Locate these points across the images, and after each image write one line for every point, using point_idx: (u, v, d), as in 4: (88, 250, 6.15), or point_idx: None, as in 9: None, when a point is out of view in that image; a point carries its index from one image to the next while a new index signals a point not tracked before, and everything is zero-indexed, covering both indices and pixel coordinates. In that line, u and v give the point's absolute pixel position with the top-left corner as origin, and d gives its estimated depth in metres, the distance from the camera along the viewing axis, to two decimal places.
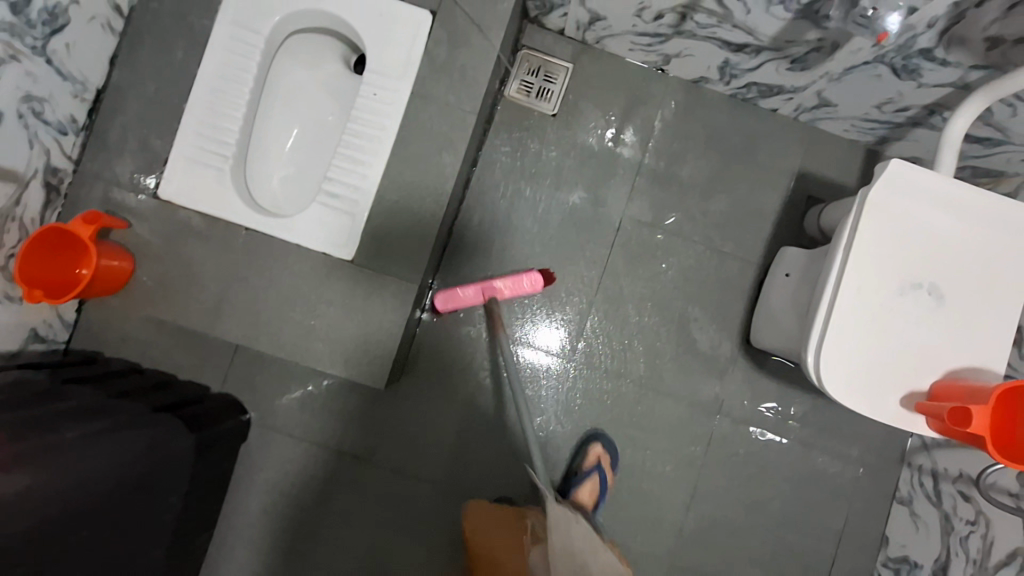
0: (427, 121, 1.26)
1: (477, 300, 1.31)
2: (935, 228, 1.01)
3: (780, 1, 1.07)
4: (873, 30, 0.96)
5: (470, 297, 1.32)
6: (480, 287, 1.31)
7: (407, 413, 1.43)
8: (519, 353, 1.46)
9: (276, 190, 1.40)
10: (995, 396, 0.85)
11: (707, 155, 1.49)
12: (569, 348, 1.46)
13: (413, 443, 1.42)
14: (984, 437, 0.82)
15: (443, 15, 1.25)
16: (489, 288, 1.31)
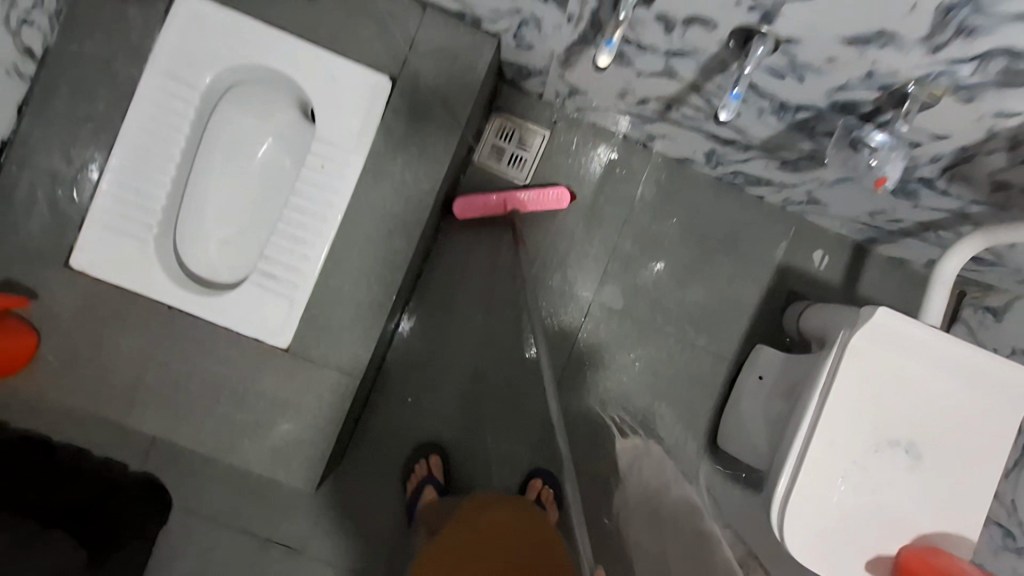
0: (380, 200, 1.14)
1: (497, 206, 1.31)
2: (918, 382, 0.94)
3: (773, 112, 0.97)
4: (869, 177, 0.86)
5: (491, 205, 1.31)
6: (503, 198, 1.30)
7: (365, 453, 1.34)
8: (490, 394, 1.37)
9: (213, 253, 1.25)
10: None
11: (688, 240, 1.40)
12: (541, 392, 1.38)
13: (370, 478, 1.34)
14: None
15: (404, 83, 1.12)
16: (512, 199, 1.31)
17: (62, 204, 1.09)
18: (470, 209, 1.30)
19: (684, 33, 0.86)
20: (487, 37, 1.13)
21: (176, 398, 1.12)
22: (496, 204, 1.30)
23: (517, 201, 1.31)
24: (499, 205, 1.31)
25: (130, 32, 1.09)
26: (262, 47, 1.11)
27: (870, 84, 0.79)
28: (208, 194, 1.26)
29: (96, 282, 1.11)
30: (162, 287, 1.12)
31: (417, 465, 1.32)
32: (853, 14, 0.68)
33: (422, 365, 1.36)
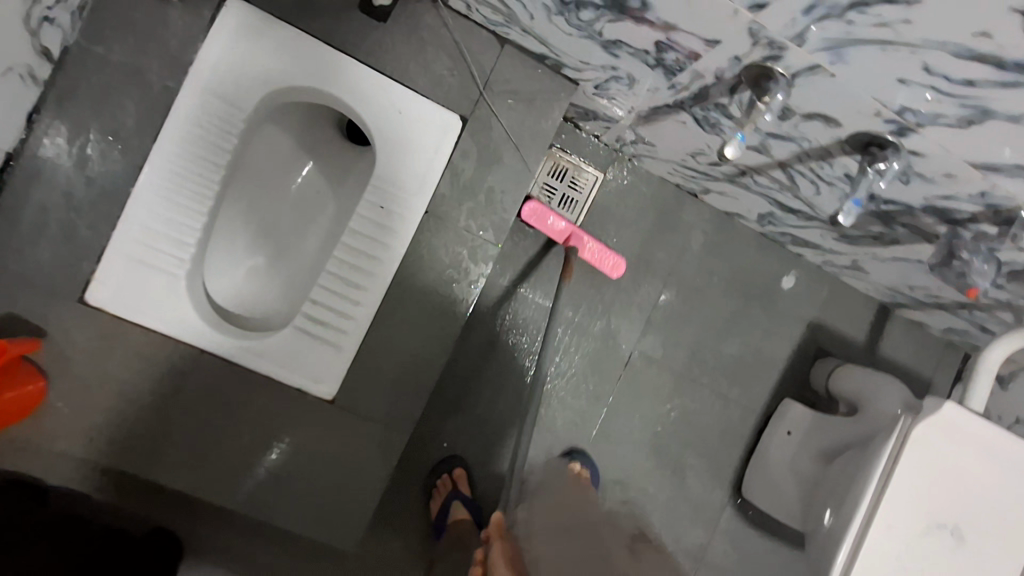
0: (441, 247, 1.06)
1: (558, 236, 1.20)
2: (972, 473, 0.98)
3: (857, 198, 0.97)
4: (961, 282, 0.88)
5: (556, 229, 1.20)
6: (570, 230, 1.21)
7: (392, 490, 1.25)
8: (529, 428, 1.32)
9: (243, 288, 1.13)
10: None
11: (727, 293, 1.40)
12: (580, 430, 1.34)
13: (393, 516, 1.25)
14: None
15: (476, 123, 1.05)
16: (578, 237, 1.21)
17: (78, 231, 0.95)
18: (537, 220, 1.18)
19: (797, 124, 0.84)
20: (565, 83, 1.07)
21: (203, 450, 1.02)
22: (563, 232, 1.21)
23: (579, 243, 1.22)
24: (562, 235, 1.21)
25: (170, 39, 0.96)
26: (321, 71, 1.00)
27: (979, 200, 0.80)
28: (241, 220, 1.13)
29: (117, 320, 0.98)
30: (194, 330, 1.00)
31: (439, 479, 1.24)
32: (1001, 146, 0.68)
33: (456, 410, 1.28)
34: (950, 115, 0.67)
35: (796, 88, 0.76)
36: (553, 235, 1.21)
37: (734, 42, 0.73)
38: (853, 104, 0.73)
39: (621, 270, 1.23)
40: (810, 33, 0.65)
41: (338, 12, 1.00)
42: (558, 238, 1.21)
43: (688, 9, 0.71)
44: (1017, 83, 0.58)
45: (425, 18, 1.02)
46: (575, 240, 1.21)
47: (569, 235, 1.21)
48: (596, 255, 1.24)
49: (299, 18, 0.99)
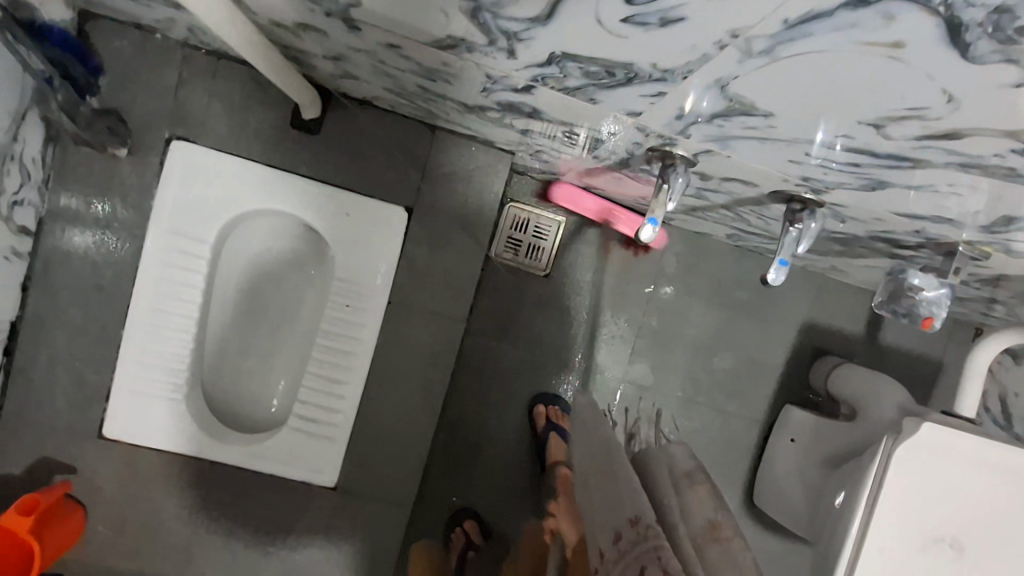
0: (409, 332, 1.13)
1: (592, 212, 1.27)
2: (959, 484, 0.98)
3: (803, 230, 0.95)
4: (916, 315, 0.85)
5: (589, 209, 1.26)
6: (600, 202, 1.26)
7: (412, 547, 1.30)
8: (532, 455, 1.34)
9: (243, 390, 1.22)
10: None
11: (712, 309, 1.40)
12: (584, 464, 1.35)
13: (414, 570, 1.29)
14: None
15: (421, 211, 1.09)
16: (608, 211, 1.27)
17: (85, 376, 1.07)
18: (569, 200, 1.25)
19: (721, 183, 0.83)
20: (501, 154, 1.10)
21: (231, 548, 1.14)
22: (597, 204, 1.26)
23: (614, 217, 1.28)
24: (596, 211, 1.27)
25: (128, 190, 1.04)
26: (269, 191, 1.06)
27: (918, 237, 0.78)
28: (233, 332, 1.22)
29: (133, 447, 1.09)
30: (201, 446, 1.10)
31: (452, 533, 1.28)
32: (907, 204, 0.67)
33: (462, 465, 1.33)
34: (853, 183, 0.65)
35: (699, 164, 0.75)
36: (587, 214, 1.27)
37: (628, 134, 0.73)
38: (755, 175, 0.73)
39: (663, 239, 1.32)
40: (691, 131, 0.64)
41: (275, 133, 1.06)
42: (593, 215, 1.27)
43: (574, 114, 0.71)
44: (898, 167, 0.56)
45: (355, 121, 1.06)
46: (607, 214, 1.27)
47: (602, 211, 1.27)
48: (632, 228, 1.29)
49: (239, 145, 1.05)
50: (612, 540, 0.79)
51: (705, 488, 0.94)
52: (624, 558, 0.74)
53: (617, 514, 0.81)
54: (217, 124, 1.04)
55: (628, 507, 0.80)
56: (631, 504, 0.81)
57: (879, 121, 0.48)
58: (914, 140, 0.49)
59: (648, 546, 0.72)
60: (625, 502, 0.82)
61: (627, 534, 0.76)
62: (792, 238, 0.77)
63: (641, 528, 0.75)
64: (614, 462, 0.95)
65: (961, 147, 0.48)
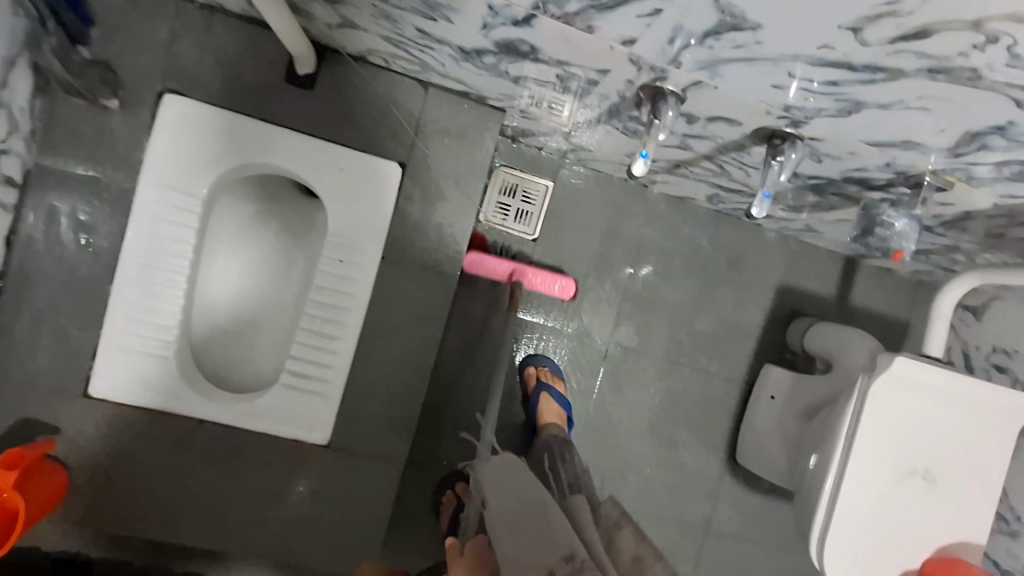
0: (403, 289, 1.14)
1: (502, 277, 1.29)
2: (929, 416, 1.05)
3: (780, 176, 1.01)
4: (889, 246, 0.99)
5: (499, 271, 1.29)
6: (513, 266, 1.29)
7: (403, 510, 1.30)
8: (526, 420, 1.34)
9: (232, 351, 1.21)
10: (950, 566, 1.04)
11: (693, 273, 1.45)
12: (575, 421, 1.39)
13: (404, 531, 1.29)
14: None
15: (415, 167, 1.12)
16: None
17: (71, 333, 1.05)
18: (482, 271, 1.28)
19: (705, 125, 0.88)
20: (492, 112, 1.13)
21: (222, 510, 1.13)
22: (506, 270, 1.29)
23: (523, 278, 1.30)
24: (507, 273, 1.30)
25: (117, 144, 1.03)
26: (263, 146, 1.07)
27: (887, 171, 0.84)
28: (224, 292, 1.21)
29: (121, 407, 1.07)
30: (192, 405, 1.09)
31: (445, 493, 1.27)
32: (880, 129, 0.72)
33: (453, 429, 1.34)
34: (830, 108, 0.71)
35: (687, 101, 0.80)
36: (499, 278, 1.31)
37: (621, 70, 0.77)
38: (739, 109, 0.78)
39: (570, 290, 1.32)
40: (682, 58, 0.68)
41: (268, 88, 1.07)
42: (504, 277, 1.30)
43: (570, 47, 0.75)
44: (873, 80, 0.61)
45: (349, 78, 1.09)
46: (520, 274, 1.30)
47: (513, 272, 1.30)
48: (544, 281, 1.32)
49: (232, 100, 1.06)
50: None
51: (629, 530, 0.92)
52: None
53: (544, 552, 0.69)
54: (210, 78, 1.05)
55: (560, 545, 0.70)
56: (563, 541, 0.71)
57: (858, 24, 0.53)
58: (889, 44, 0.54)
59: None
60: (557, 538, 0.71)
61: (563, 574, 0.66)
62: (779, 166, 0.84)
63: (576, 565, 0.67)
64: (548, 516, 0.76)
65: (931, 45, 0.53)
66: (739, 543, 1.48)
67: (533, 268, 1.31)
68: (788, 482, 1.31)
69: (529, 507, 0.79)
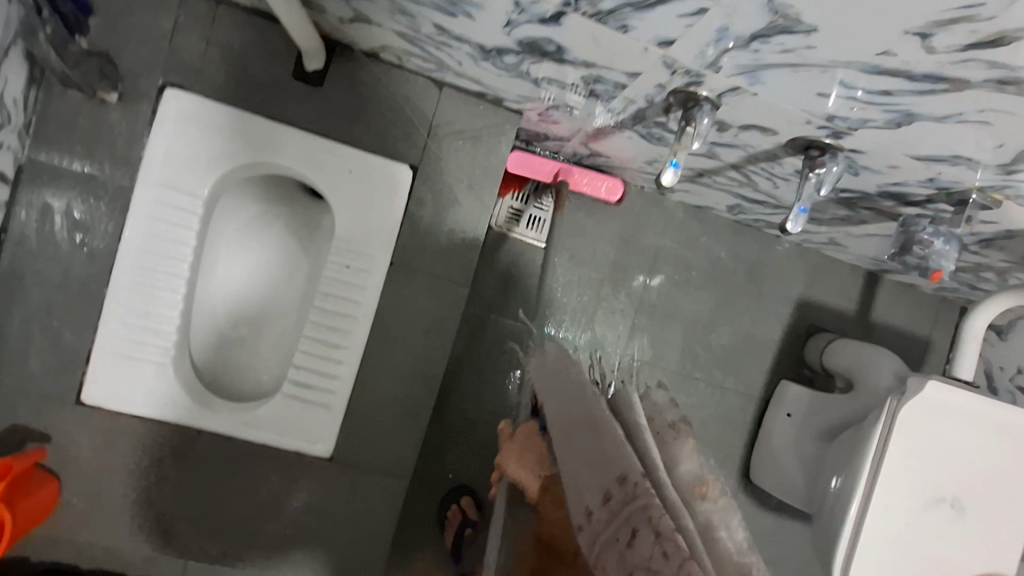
0: (411, 296, 1.09)
1: (547, 176, 1.23)
2: (959, 442, 1.00)
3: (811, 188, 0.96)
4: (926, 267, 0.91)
5: (543, 171, 1.23)
6: (560, 166, 1.23)
7: (406, 525, 1.25)
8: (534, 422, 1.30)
9: (233, 358, 1.16)
10: None
11: (709, 284, 1.40)
12: None
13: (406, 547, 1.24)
14: None
15: (426, 170, 1.07)
16: (567, 171, 1.24)
17: (63, 336, 1.00)
18: (524, 166, 1.21)
19: (737, 133, 0.83)
20: (508, 114, 1.09)
21: (218, 524, 1.08)
22: (551, 169, 1.23)
23: (570, 176, 1.25)
24: (552, 173, 1.24)
25: (116, 140, 0.99)
26: (269, 145, 1.02)
27: (929, 186, 0.80)
28: (226, 294, 1.17)
29: (115, 415, 1.03)
30: (189, 414, 1.04)
31: (450, 511, 1.22)
32: (929, 142, 0.68)
33: (459, 440, 1.29)
34: (878, 119, 0.66)
35: (721, 107, 0.75)
36: (543, 179, 1.24)
37: (653, 73, 0.72)
38: (777, 117, 0.73)
39: (618, 187, 1.28)
40: (722, 62, 0.63)
41: (275, 85, 1.02)
42: (549, 177, 1.24)
43: (600, 48, 0.70)
44: (932, 90, 0.56)
45: (360, 76, 1.04)
46: (566, 174, 1.24)
47: (558, 172, 1.24)
48: (589, 183, 1.28)
49: (237, 97, 1.01)
50: (599, 502, 0.49)
51: (666, 394, 0.65)
52: (613, 522, 0.47)
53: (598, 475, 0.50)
54: (215, 73, 1.00)
55: (614, 460, 0.50)
56: (615, 458, 0.50)
57: (927, 29, 0.48)
58: (958, 52, 0.50)
59: (638, 507, 0.45)
60: (613, 451, 0.51)
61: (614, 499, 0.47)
62: (819, 180, 0.79)
63: (632, 489, 0.47)
64: (600, 401, 0.57)
65: (1007, 55, 0.48)
66: None
67: (578, 167, 1.26)
68: (805, 505, 1.26)
69: (574, 391, 0.60)
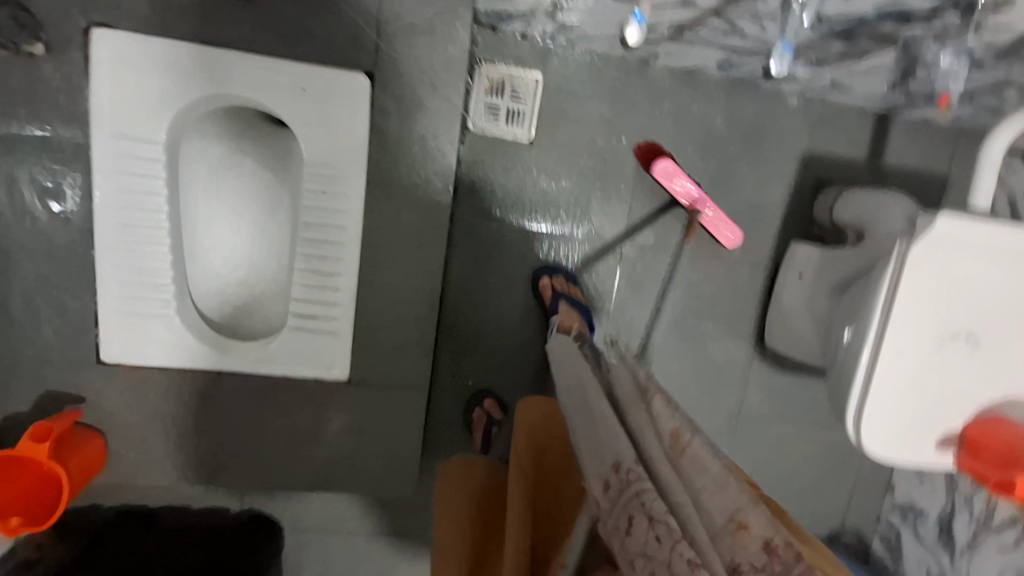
0: (395, 213, 1.06)
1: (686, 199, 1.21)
2: (972, 275, 0.97)
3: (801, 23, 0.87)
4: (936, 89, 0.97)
5: (682, 189, 1.20)
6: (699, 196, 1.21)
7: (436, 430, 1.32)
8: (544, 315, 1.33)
9: (238, 302, 1.18)
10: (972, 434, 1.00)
11: (707, 153, 1.33)
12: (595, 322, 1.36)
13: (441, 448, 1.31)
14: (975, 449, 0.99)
15: (383, 74, 1.00)
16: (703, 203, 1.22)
17: (67, 303, 1.02)
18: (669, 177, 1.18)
19: None
20: None
21: (258, 454, 1.15)
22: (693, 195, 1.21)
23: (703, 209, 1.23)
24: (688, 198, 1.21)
25: (56, 94, 0.94)
26: (214, 74, 0.96)
27: None
28: (216, 239, 1.17)
29: (137, 369, 1.07)
30: (205, 358, 1.08)
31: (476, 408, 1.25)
32: None
33: (471, 348, 1.31)
34: None
35: None
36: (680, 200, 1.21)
37: None
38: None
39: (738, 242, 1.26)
40: None
41: (203, 6, 0.94)
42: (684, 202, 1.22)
43: None
44: None
45: None
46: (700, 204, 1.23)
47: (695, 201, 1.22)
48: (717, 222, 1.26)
49: (166, 26, 0.94)
50: (601, 491, 0.58)
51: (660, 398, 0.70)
52: (615, 509, 0.55)
53: (595, 461, 0.60)
54: (135, 3, 0.93)
55: (605, 456, 0.60)
56: (608, 450, 0.60)
57: None
58: None
59: (631, 493, 0.54)
60: (602, 443, 0.61)
61: (615, 488, 0.56)
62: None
63: (627, 475, 0.56)
64: (593, 399, 0.67)
65: None
66: (772, 424, 1.49)
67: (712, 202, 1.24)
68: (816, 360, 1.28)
69: (581, 406, 0.68)
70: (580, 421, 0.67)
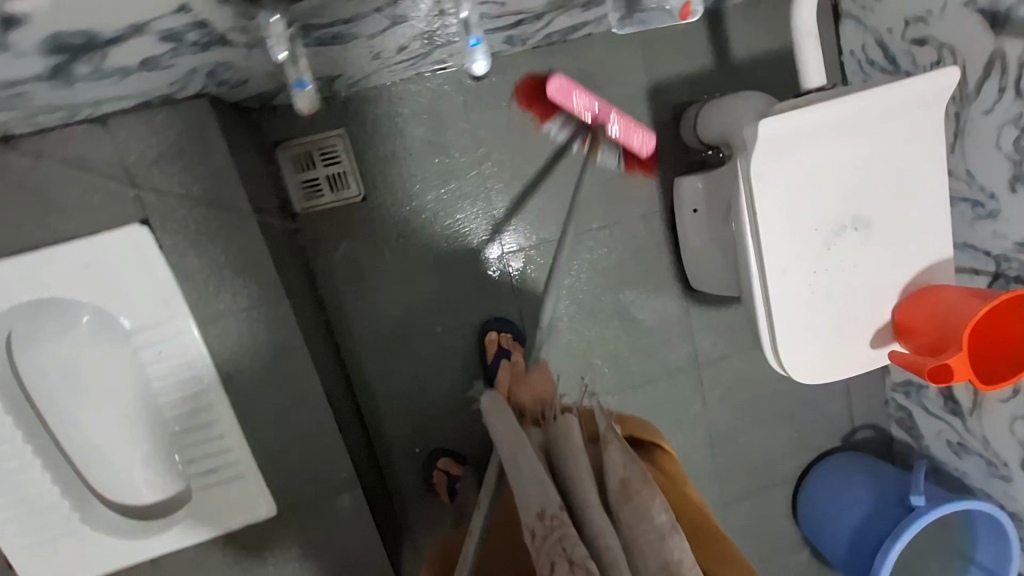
0: (242, 340, 1.00)
1: (589, 112, 1.21)
2: (830, 162, 0.87)
3: None
4: None
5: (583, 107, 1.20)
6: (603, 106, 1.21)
7: (409, 498, 1.30)
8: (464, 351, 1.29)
9: (153, 483, 1.11)
10: (902, 321, 0.93)
11: (549, 130, 1.24)
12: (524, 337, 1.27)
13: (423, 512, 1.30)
14: (910, 339, 0.92)
15: (158, 215, 0.92)
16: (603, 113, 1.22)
17: None
18: (562, 97, 1.18)
19: None
20: (195, 103, 0.91)
21: None
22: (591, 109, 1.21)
23: (607, 120, 1.22)
24: (596, 109, 1.21)
25: None
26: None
27: None
28: (98, 435, 1.10)
29: None
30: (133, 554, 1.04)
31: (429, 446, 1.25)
32: None
33: (403, 413, 1.29)
34: None
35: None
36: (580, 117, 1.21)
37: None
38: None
39: (649, 148, 1.24)
40: None
41: None
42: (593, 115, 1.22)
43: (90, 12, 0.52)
44: None
45: (17, 167, 0.88)
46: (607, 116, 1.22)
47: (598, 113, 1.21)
48: (623, 132, 1.23)
49: None
50: (534, 521, 0.60)
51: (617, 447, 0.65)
52: (544, 545, 0.58)
53: (527, 500, 0.62)
54: None
55: (532, 498, 0.61)
56: (535, 489, 0.61)
57: None
58: None
59: (555, 538, 0.57)
60: (530, 488, 0.62)
61: (540, 534, 0.59)
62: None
63: (549, 521, 0.58)
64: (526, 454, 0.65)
65: None
66: (735, 359, 1.41)
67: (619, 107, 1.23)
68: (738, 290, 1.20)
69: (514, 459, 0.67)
70: (510, 456, 0.69)
